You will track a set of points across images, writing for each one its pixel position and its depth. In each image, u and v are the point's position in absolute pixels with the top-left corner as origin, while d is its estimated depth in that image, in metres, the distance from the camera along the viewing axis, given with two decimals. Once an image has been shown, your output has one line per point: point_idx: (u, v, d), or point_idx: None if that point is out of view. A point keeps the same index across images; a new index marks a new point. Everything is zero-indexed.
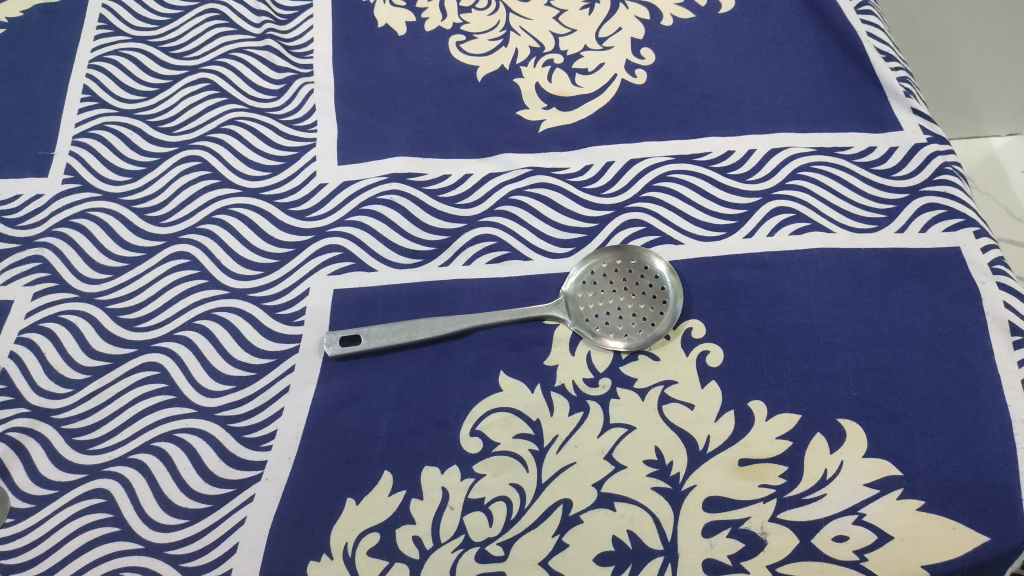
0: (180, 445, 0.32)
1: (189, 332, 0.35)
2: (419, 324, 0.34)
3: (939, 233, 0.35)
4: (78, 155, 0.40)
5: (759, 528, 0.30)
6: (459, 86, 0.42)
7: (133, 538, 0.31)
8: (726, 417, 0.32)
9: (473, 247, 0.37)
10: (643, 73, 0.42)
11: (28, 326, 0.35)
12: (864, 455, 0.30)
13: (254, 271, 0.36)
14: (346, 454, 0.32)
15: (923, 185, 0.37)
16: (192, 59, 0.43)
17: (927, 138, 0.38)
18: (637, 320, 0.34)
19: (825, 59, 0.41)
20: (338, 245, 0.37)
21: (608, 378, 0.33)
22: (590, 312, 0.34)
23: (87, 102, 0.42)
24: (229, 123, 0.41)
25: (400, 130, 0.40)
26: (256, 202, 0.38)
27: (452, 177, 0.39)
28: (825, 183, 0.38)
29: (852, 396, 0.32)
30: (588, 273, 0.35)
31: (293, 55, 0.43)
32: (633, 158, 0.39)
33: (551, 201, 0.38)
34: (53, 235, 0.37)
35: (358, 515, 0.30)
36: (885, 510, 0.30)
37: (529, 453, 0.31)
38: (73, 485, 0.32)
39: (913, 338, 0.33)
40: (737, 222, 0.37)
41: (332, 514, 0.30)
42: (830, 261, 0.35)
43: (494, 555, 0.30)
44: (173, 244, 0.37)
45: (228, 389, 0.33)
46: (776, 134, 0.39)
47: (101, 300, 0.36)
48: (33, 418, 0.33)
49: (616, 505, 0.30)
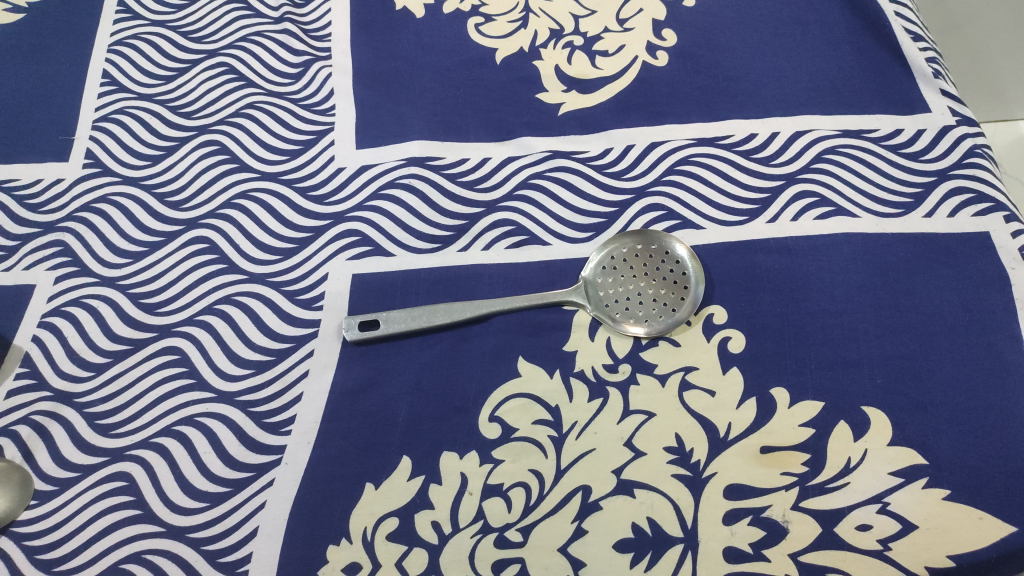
0: (201, 428, 0.32)
1: (208, 317, 0.35)
2: (437, 309, 0.34)
3: (967, 218, 0.34)
4: (98, 139, 0.40)
5: (781, 516, 0.29)
6: (477, 69, 0.41)
7: (155, 521, 0.31)
8: (747, 404, 0.31)
9: (492, 232, 0.36)
10: (665, 54, 0.41)
11: (50, 310, 0.35)
12: (889, 443, 0.30)
13: (273, 256, 0.36)
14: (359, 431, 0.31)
15: (952, 169, 0.36)
16: (210, 43, 0.43)
17: (956, 121, 0.37)
18: (657, 306, 0.34)
19: (851, 40, 0.40)
20: (357, 230, 0.37)
21: (627, 364, 0.33)
22: (609, 298, 0.34)
23: (107, 87, 0.42)
24: (247, 107, 0.41)
25: (419, 113, 0.40)
26: (274, 187, 0.38)
27: (471, 161, 0.38)
28: (851, 166, 0.37)
29: (877, 383, 0.31)
30: (608, 258, 0.35)
31: (311, 38, 0.43)
32: (654, 142, 0.38)
33: (571, 185, 0.37)
34: (74, 219, 0.38)
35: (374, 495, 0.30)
36: (910, 499, 0.29)
37: (547, 439, 0.31)
38: (95, 468, 0.32)
39: (940, 325, 0.32)
40: (760, 206, 0.36)
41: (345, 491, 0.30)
42: (856, 246, 0.34)
43: (513, 541, 0.30)
44: (192, 228, 0.37)
45: (248, 373, 0.33)
46: (800, 117, 0.38)
47: (121, 285, 0.36)
48: (55, 401, 0.33)
49: (636, 492, 0.30)
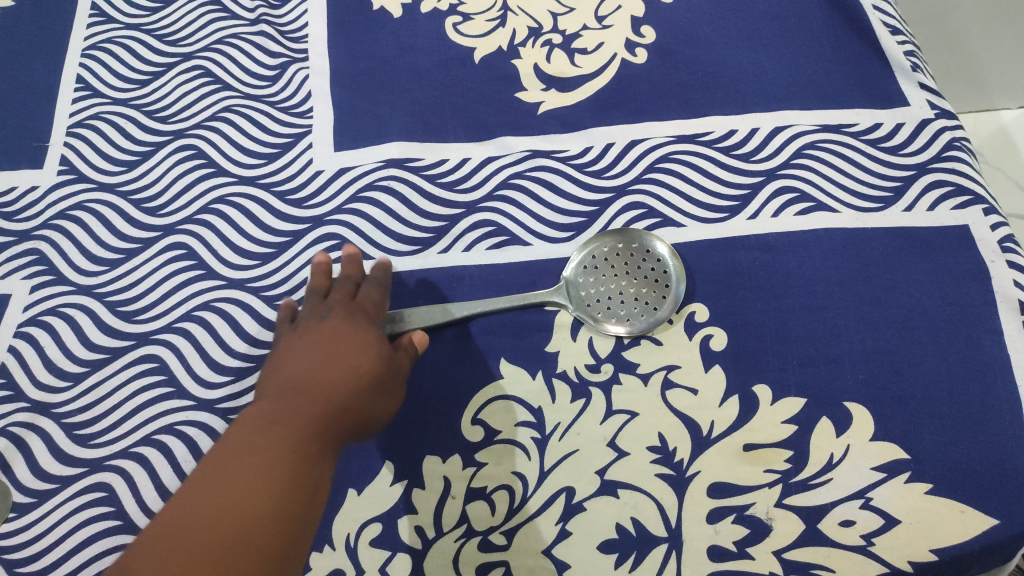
0: (181, 437, 0.32)
1: (187, 324, 0.35)
2: (456, 306, 0.33)
3: (947, 211, 0.35)
4: (73, 145, 0.39)
5: (764, 514, 0.30)
6: (456, 68, 0.41)
7: (135, 531, 0.31)
8: (730, 402, 0.31)
9: (472, 233, 0.36)
10: (644, 52, 0.41)
11: (27, 320, 0.35)
12: (871, 439, 0.30)
13: (252, 261, 0.36)
14: (292, 331, 0.31)
15: (931, 162, 0.36)
16: (186, 46, 0.43)
17: (934, 114, 0.37)
18: (640, 304, 0.33)
19: (830, 34, 0.40)
20: (336, 234, 0.36)
21: (610, 364, 0.33)
22: (591, 296, 0.34)
23: (81, 92, 0.41)
24: (223, 110, 0.40)
25: (397, 114, 0.40)
26: (252, 191, 0.38)
27: (451, 161, 0.38)
28: (831, 161, 0.37)
29: (859, 378, 0.31)
30: (589, 258, 0.35)
31: (288, 40, 0.42)
32: (635, 139, 0.38)
33: (551, 184, 0.37)
34: (49, 227, 0.37)
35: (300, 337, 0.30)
36: (893, 494, 0.29)
37: (530, 440, 0.31)
38: (73, 479, 0.31)
39: (921, 319, 0.32)
40: (741, 203, 0.36)
41: (227, 445, 0.26)
42: (837, 241, 0.34)
43: (496, 545, 0.30)
44: (169, 234, 0.37)
45: (228, 381, 0.33)
46: (780, 113, 0.38)
47: (98, 293, 0.35)
48: (33, 412, 0.33)
49: (620, 492, 0.30)
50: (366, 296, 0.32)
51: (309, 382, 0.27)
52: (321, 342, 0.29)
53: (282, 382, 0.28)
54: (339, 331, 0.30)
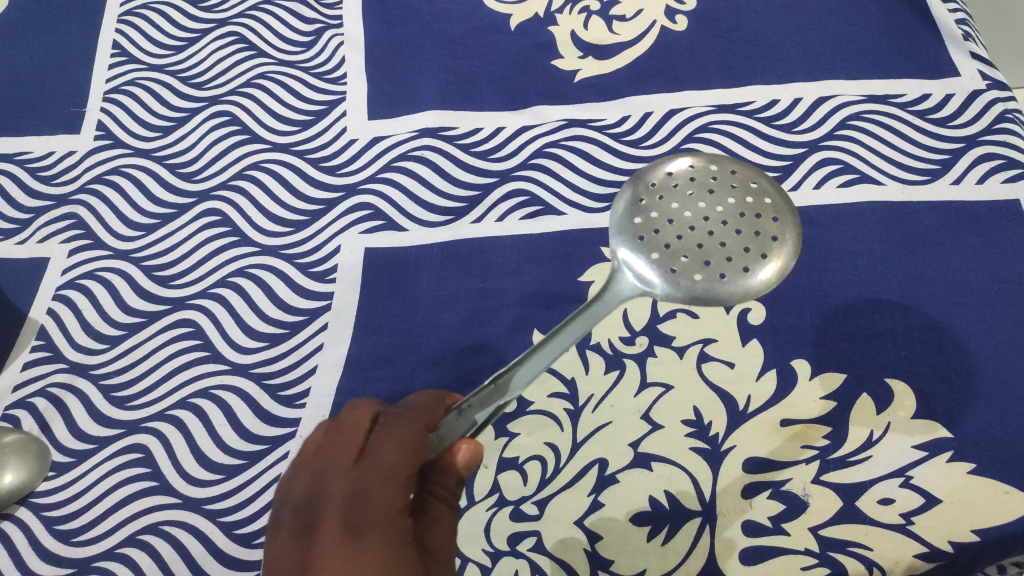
0: (216, 401, 0.32)
1: (222, 290, 0.35)
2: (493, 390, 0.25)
3: (997, 185, 0.33)
4: (110, 111, 0.40)
5: (801, 490, 0.29)
6: (491, 35, 0.40)
7: (171, 493, 0.31)
8: (767, 376, 0.31)
9: (506, 203, 0.36)
10: (684, 19, 0.40)
11: (65, 284, 0.35)
12: (913, 416, 0.29)
13: (286, 228, 0.36)
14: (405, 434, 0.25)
15: (981, 134, 0.35)
16: (221, 12, 0.42)
17: (986, 85, 0.36)
18: (741, 206, 0.27)
19: (879, 2, 0.39)
20: (369, 203, 0.36)
21: (644, 336, 0.32)
22: (712, 275, 0.26)
23: (118, 58, 0.41)
24: (258, 77, 0.40)
25: (432, 82, 0.39)
26: (286, 158, 0.38)
27: (485, 130, 0.38)
28: (875, 133, 0.36)
29: (901, 354, 0.30)
30: (624, 206, 0.29)
31: (323, 7, 0.42)
32: (673, 109, 0.37)
33: (586, 154, 0.37)
34: (87, 192, 0.37)
35: (314, 435, 0.27)
36: (935, 472, 0.28)
37: (563, 412, 0.31)
38: (111, 440, 0.32)
39: (967, 295, 0.31)
40: (781, 174, 0.35)
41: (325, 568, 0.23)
42: (880, 215, 0.33)
43: (529, 514, 0.30)
44: (204, 201, 0.37)
45: (263, 346, 0.33)
46: (824, 83, 0.37)
47: (135, 258, 0.36)
48: (71, 373, 0.33)
49: (654, 465, 0.30)
50: (422, 414, 0.26)
51: (360, 522, 0.24)
52: (381, 467, 0.24)
53: (304, 479, 0.26)
54: (396, 449, 0.25)
